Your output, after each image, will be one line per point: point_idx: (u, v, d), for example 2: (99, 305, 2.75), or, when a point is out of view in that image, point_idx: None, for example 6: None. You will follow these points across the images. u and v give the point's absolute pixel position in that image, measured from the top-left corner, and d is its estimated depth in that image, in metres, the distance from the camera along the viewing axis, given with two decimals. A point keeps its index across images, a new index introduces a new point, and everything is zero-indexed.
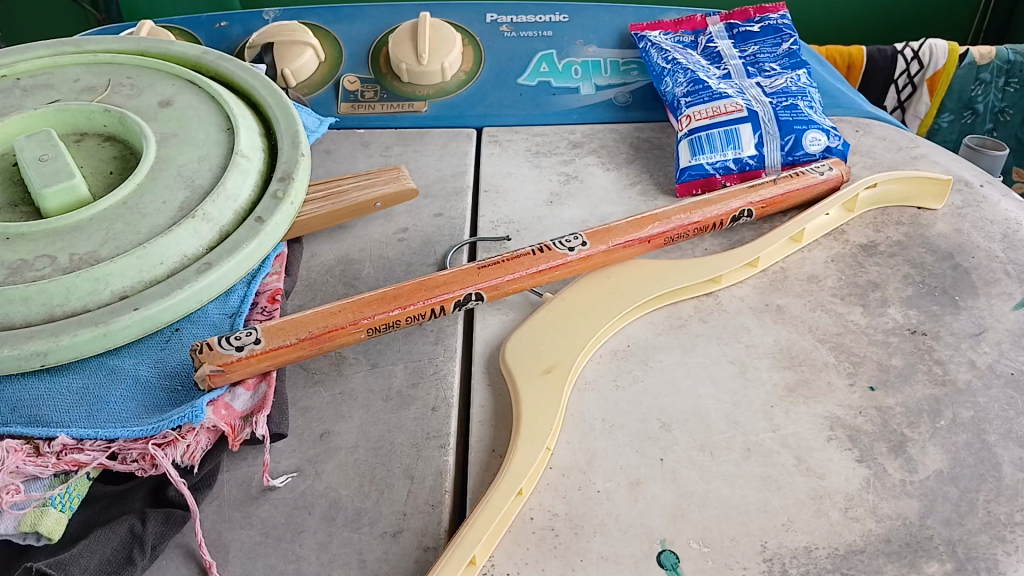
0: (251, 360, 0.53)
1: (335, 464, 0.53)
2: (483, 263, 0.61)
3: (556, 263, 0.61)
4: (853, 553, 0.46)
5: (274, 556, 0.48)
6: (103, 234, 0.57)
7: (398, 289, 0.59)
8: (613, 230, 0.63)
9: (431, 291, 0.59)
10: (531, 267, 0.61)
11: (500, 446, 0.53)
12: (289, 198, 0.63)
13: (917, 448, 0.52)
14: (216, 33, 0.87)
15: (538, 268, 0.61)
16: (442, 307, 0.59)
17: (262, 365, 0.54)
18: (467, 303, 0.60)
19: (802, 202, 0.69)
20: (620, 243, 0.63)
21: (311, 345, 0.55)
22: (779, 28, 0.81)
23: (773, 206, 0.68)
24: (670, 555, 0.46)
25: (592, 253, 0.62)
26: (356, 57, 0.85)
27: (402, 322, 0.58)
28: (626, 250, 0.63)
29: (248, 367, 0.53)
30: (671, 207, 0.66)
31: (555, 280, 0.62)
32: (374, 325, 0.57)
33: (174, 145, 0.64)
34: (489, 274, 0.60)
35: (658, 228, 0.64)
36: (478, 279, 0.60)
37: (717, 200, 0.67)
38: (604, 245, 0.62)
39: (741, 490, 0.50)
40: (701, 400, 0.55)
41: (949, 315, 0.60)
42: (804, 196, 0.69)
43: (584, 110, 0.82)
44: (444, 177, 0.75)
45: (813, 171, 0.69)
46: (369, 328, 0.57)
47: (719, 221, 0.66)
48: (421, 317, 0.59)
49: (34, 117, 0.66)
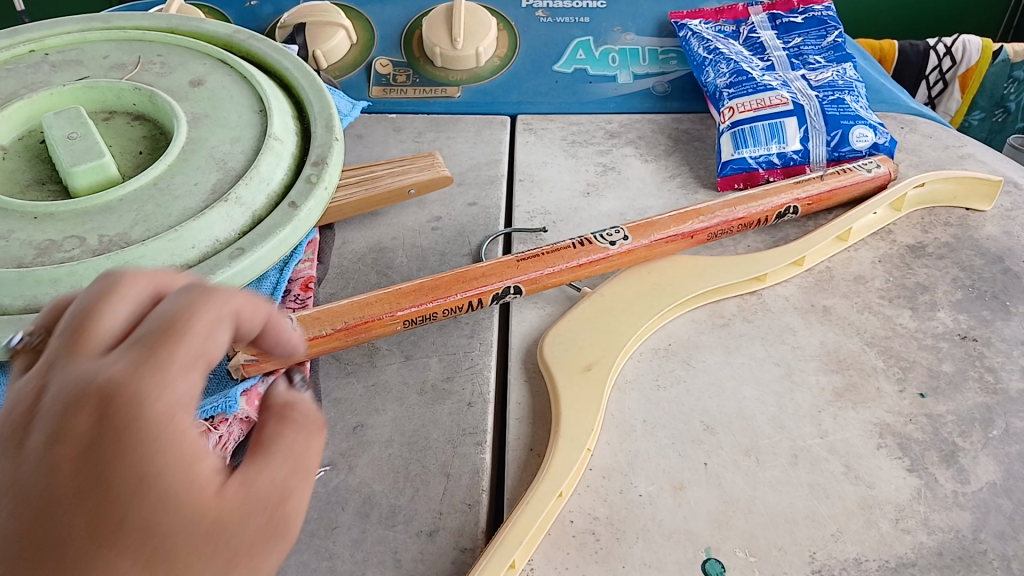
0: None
1: (369, 459, 0.51)
2: (525, 255, 0.60)
3: (599, 258, 0.60)
4: (904, 566, 0.45)
5: (307, 551, 0.47)
6: (134, 216, 0.56)
7: (439, 281, 0.57)
8: (655, 225, 0.62)
9: (469, 282, 0.57)
10: (573, 261, 0.60)
11: (538, 445, 0.52)
12: (324, 183, 0.61)
13: (969, 459, 0.50)
14: (247, 12, 0.86)
15: (581, 262, 0.60)
16: (479, 300, 0.58)
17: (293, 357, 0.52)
18: (506, 296, 0.59)
19: (848, 199, 0.67)
20: (661, 238, 0.61)
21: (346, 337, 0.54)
22: (824, 20, 0.79)
23: (820, 202, 0.66)
24: (715, 564, 0.45)
25: (633, 248, 0.61)
26: (389, 40, 0.83)
27: (439, 314, 0.57)
28: (668, 246, 0.62)
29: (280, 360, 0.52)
30: (716, 202, 0.64)
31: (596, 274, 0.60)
32: (411, 317, 0.56)
33: (206, 127, 0.63)
34: (529, 268, 0.59)
35: (702, 225, 0.63)
36: (518, 272, 0.58)
37: (762, 194, 0.65)
38: (646, 239, 0.61)
39: (788, 497, 0.48)
40: (746, 402, 0.53)
41: (1000, 321, 0.58)
42: (851, 192, 0.67)
43: (622, 99, 0.81)
44: (478, 165, 0.74)
45: (860, 168, 0.67)
46: (406, 321, 0.56)
47: (763, 218, 0.65)
48: (458, 310, 0.57)
49: (63, 93, 0.65)
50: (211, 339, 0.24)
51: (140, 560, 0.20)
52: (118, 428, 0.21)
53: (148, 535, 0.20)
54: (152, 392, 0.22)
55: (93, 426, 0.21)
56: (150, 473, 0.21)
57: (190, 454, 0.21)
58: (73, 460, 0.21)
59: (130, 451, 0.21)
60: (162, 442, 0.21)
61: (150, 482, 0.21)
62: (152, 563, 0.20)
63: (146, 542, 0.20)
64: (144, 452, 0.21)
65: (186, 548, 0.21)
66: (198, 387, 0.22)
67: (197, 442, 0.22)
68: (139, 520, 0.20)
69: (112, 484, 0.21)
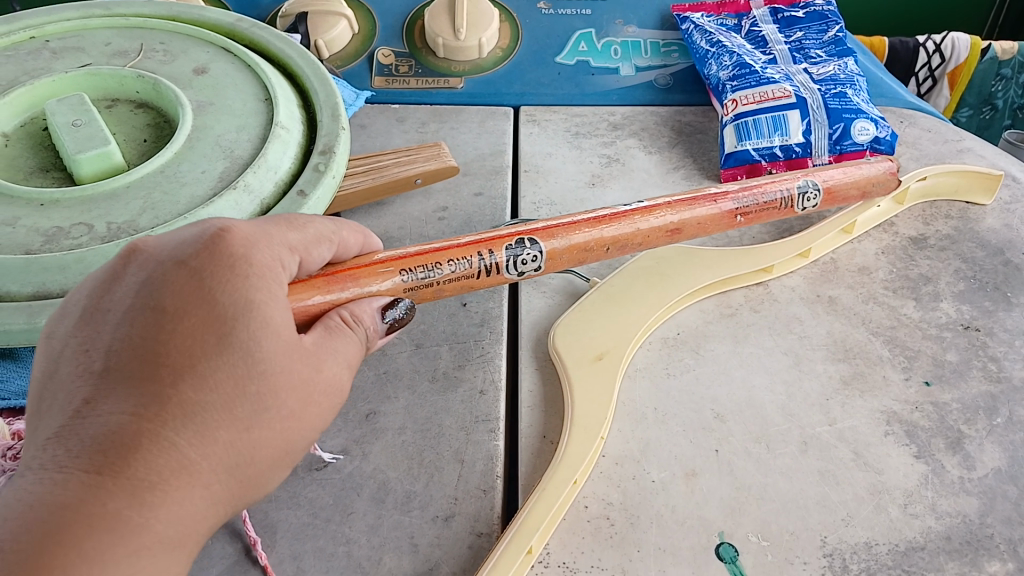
0: (310, 283, 0.43)
1: (382, 446, 0.51)
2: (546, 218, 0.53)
3: (626, 224, 0.54)
4: (913, 550, 0.46)
5: (323, 538, 0.47)
6: (141, 203, 0.55)
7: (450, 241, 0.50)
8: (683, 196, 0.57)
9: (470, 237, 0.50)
10: (597, 225, 0.53)
11: (551, 433, 0.52)
12: (332, 171, 0.61)
13: (975, 446, 0.51)
14: (246, 0, 0.85)
15: (608, 229, 0.53)
16: (490, 250, 0.50)
17: (317, 298, 0.43)
18: (525, 248, 0.50)
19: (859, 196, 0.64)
20: (680, 197, 0.57)
21: (370, 281, 0.45)
22: (825, 15, 0.81)
23: (838, 193, 0.63)
24: (729, 548, 0.46)
25: (653, 203, 0.55)
26: (390, 30, 0.83)
27: (443, 265, 0.48)
28: (698, 224, 0.57)
29: (306, 294, 0.42)
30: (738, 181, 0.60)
31: (626, 230, 0.54)
32: (405, 265, 0.47)
33: (211, 115, 0.63)
34: (551, 230, 0.51)
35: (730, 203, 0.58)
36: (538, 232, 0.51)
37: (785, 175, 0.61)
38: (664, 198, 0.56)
39: (799, 485, 0.49)
40: (755, 391, 0.54)
41: (1002, 312, 0.59)
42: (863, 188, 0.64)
43: (624, 92, 0.81)
44: (482, 156, 0.74)
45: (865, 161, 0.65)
46: (417, 281, 0.47)
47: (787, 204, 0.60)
48: (467, 260, 0.49)
49: (65, 80, 0.64)
50: (274, 269, 0.39)
51: (222, 400, 0.34)
52: (206, 302, 0.35)
53: (240, 375, 0.34)
54: (239, 295, 0.36)
55: (190, 311, 0.35)
56: (235, 336, 0.35)
57: (270, 329, 0.36)
58: (175, 318, 0.35)
59: (220, 328, 0.35)
60: (261, 320, 0.36)
61: (237, 341, 0.35)
62: (247, 405, 0.34)
63: (232, 393, 0.34)
64: (236, 327, 0.35)
65: (281, 392, 0.36)
66: (285, 313, 0.37)
67: (273, 324, 0.36)
68: (236, 358, 0.35)
69: (199, 356, 0.34)
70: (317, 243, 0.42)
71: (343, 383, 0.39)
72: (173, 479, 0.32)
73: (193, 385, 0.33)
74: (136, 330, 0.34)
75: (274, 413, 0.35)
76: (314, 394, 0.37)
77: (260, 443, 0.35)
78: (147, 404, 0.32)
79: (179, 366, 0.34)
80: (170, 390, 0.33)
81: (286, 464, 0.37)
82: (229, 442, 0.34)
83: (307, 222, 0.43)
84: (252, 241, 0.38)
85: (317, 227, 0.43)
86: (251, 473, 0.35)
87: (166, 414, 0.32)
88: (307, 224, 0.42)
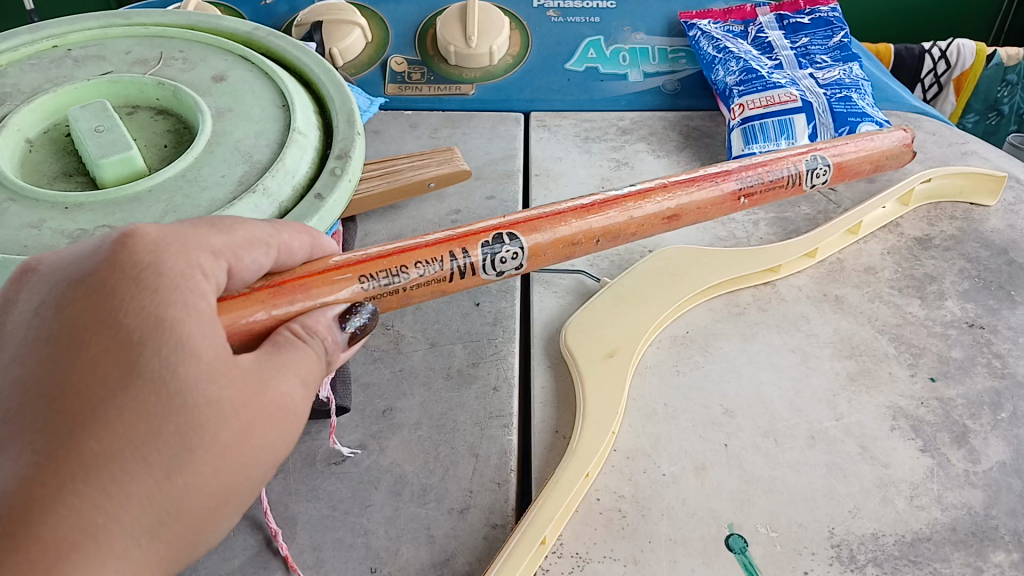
0: (253, 297, 0.41)
1: (399, 441, 0.53)
2: (529, 212, 0.52)
3: (616, 215, 0.53)
4: (920, 541, 0.47)
5: (342, 529, 0.48)
6: (163, 207, 0.55)
7: (419, 242, 0.48)
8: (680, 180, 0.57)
9: (440, 235, 0.49)
10: (584, 216, 0.52)
11: (563, 428, 0.53)
12: (349, 175, 0.61)
13: (980, 440, 0.52)
14: (262, 10, 0.87)
15: (598, 221, 0.53)
16: (463, 249, 0.48)
17: (262, 312, 0.41)
18: (502, 246, 0.49)
19: (872, 166, 0.66)
20: (675, 180, 0.57)
21: (324, 291, 0.44)
22: (830, 21, 0.82)
23: (849, 168, 0.64)
24: (738, 539, 0.47)
25: (646, 188, 0.55)
26: (403, 38, 0.84)
27: (409, 268, 0.47)
28: (697, 208, 0.57)
29: (247, 310, 0.41)
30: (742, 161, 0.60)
31: (625, 213, 0.54)
32: (361, 271, 0.45)
33: (230, 120, 0.63)
34: (533, 224, 0.51)
35: (732, 184, 0.58)
36: (519, 228, 0.50)
37: (791, 153, 0.62)
38: (660, 181, 0.56)
39: (807, 478, 0.50)
40: (764, 387, 0.55)
41: (1007, 310, 0.61)
42: (875, 159, 0.66)
43: (633, 97, 0.83)
44: (494, 160, 0.75)
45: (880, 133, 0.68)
46: (380, 287, 0.46)
47: (795, 181, 0.62)
48: (436, 261, 0.47)
49: (88, 87, 0.64)
50: (189, 276, 0.36)
51: (132, 445, 0.31)
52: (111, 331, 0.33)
53: (153, 412, 0.32)
54: (147, 315, 0.34)
55: (99, 344, 0.33)
56: (143, 365, 0.33)
57: (188, 352, 0.34)
58: (76, 354, 0.33)
59: (125, 358, 0.33)
60: (176, 340, 0.34)
61: (146, 370, 0.33)
62: (166, 444, 0.32)
63: (144, 433, 0.32)
64: (144, 353, 0.33)
65: (208, 424, 0.33)
66: (207, 331, 0.35)
67: (193, 346, 0.34)
68: (146, 392, 0.32)
69: (104, 395, 0.32)
70: (249, 246, 0.40)
71: (295, 403, 0.37)
72: (79, 547, 0.29)
73: (96, 432, 0.31)
74: (45, 379, 0.33)
75: (202, 453, 0.33)
76: (254, 423, 0.35)
77: (189, 489, 0.32)
78: (44, 461, 0.30)
79: (80, 411, 0.32)
80: (68, 442, 0.31)
81: (234, 505, 0.35)
82: (146, 488, 0.31)
83: (236, 225, 0.40)
84: (161, 247, 0.36)
85: (249, 230, 0.40)
86: (183, 526, 0.33)
87: (62, 471, 0.30)
88: (234, 227, 0.40)
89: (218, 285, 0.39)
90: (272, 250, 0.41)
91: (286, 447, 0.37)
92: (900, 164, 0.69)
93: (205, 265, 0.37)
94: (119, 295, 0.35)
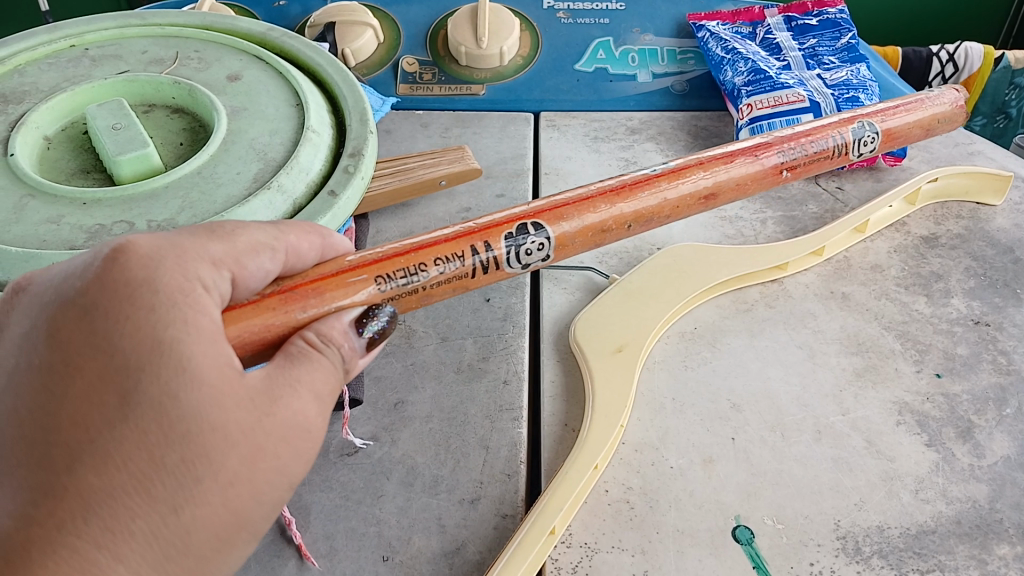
0: (263, 304, 0.41)
1: (411, 433, 0.54)
2: (555, 199, 0.50)
3: (648, 198, 0.52)
4: (924, 533, 0.47)
5: (355, 519, 0.49)
6: (179, 203, 0.55)
7: (439, 237, 0.47)
8: (717, 157, 0.56)
9: (461, 228, 0.47)
10: (614, 202, 0.51)
11: (572, 421, 0.54)
12: (361, 172, 0.61)
13: (985, 435, 0.53)
14: (276, 12, 0.88)
15: (629, 205, 0.51)
16: (486, 243, 0.47)
17: (274, 320, 0.41)
18: (530, 236, 0.48)
19: (925, 131, 0.67)
20: (709, 156, 0.56)
21: (338, 294, 0.42)
22: (838, 22, 0.83)
23: (900, 133, 0.65)
24: (745, 530, 0.47)
25: (679, 167, 0.54)
26: (415, 39, 0.86)
27: (427, 265, 0.45)
28: (735, 184, 0.56)
29: (255, 318, 0.40)
30: (785, 133, 0.60)
31: (663, 189, 0.53)
32: (377, 271, 0.44)
33: (245, 119, 0.63)
34: (560, 212, 0.49)
35: (774, 158, 0.58)
36: (544, 218, 0.49)
37: (835, 124, 0.61)
38: (694, 159, 0.55)
39: (814, 471, 0.51)
40: (771, 382, 0.56)
41: (1012, 307, 0.61)
42: (927, 123, 0.67)
43: (641, 97, 0.84)
44: (504, 159, 0.76)
45: (927, 97, 0.67)
46: (398, 288, 0.44)
47: (841, 151, 0.61)
48: (457, 256, 0.46)
49: (105, 86, 0.65)
50: (187, 290, 0.35)
51: (134, 479, 0.31)
52: (108, 355, 0.32)
53: (153, 443, 0.32)
54: (143, 337, 0.33)
55: (98, 366, 0.33)
56: (141, 393, 0.32)
57: (189, 378, 0.33)
58: (69, 382, 0.32)
59: (121, 386, 0.32)
60: (175, 363, 0.33)
61: (144, 398, 0.32)
62: (167, 478, 0.32)
63: (143, 469, 0.32)
64: (141, 380, 0.32)
65: (213, 452, 0.33)
66: (209, 350, 0.34)
67: (195, 370, 0.33)
68: (146, 422, 0.32)
69: (101, 427, 0.32)
70: (253, 252, 0.39)
71: (308, 420, 0.37)
72: None
73: (94, 468, 0.31)
74: (48, 403, 0.33)
75: (208, 483, 0.33)
76: (263, 447, 0.35)
77: (195, 520, 0.33)
78: (42, 500, 0.31)
79: (77, 445, 0.32)
80: (68, 478, 0.31)
81: (248, 530, 0.35)
82: (147, 526, 0.32)
83: (237, 230, 0.39)
84: (155, 259, 0.35)
85: (250, 234, 0.39)
86: (192, 558, 0.33)
87: (62, 511, 0.31)
88: (235, 232, 0.39)
89: (222, 295, 0.38)
90: (280, 253, 0.41)
91: (300, 467, 0.37)
92: (953, 126, 0.69)
93: (204, 277, 0.36)
94: (117, 312, 0.34)
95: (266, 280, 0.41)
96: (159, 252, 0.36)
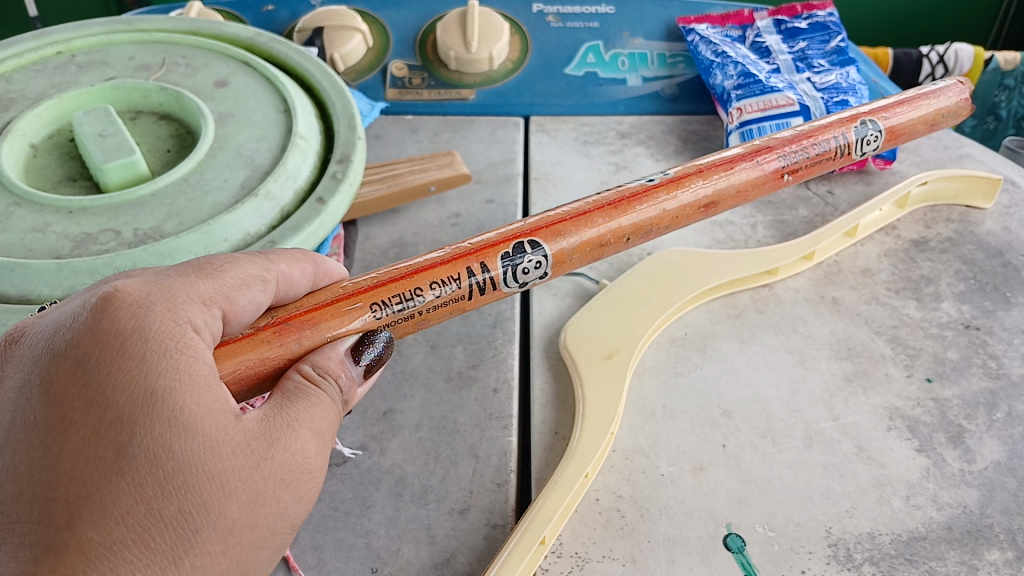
0: (257, 338, 0.40)
1: (400, 442, 0.53)
2: (551, 215, 0.50)
3: (647, 211, 0.52)
4: (915, 539, 0.47)
5: (343, 530, 0.48)
6: (166, 211, 0.55)
7: (434, 260, 0.46)
8: (716, 164, 0.55)
9: (456, 249, 0.47)
10: (612, 216, 0.50)
11: (562, 429, 0.54)
12: (349, 178, 0.61)
13: (974, 439, 0.53)
14: (265, 17, 0.87)
15: (628, 219, 0.51)
16: (482, 264, 0.47)
17: (269, 353, 0.40)
18: (529, 254, 0.48)
19: (930, 125, 0.67)
20: (705, 164, 0.55)
21: (334, 323, 0.42)
22: (827, 26, 0.83)
23: (905, 130, 0.65)
24: (736, 539, 0.47)
25: (676, 177, 0.54)
26: (403, 44, 0.84)
27: (424, 288, 0.45)
28: (735, 191, 0.56)
29: (249, 353, 0.40)
30: (787, 136, 0.59)
31: (662, 201, 0.53)
32: (374, 298, 0.44)
33: (232, 126, 0.63)
34: (558, 229, 0.49)
35: (777, 162, 0.57)
36: (542, 236, 0.48)
37: (840, 123, 0.61)
38: (691, 165, 0.55)
39: (804, 477, 0.50)
40: (761, 388, 0.56)
41: (1001, 311, 0.61)
42: (932, 118, 0.66)
43: (631, 102, 0.84)
44: (494, 164, 0.76)
45: (933, 89, 0.67)
46: (394, 314, 0.44)
47: (845, 151, 0.61)
48: (455, 279, 0.46)
49: (91, 93, 0.64)
50: (179, 335, 0.35)
51: (134, 531, 0.31)
52: (102, 407, 0.32)
53: (151, 496, 0.32)
54: (135, 388, 0.33)
55: (91, 421, 0.32)
56: (136, 446, 0.32)
57: (186, 428, 0.33)
58: (64, 437, 0.32)
59: (116, 439, 0.32)
60: (170, 412, 0.33)
61: (140, 450, 0.32)
62: (167, 531, 0.32)
63: (144, 523, 0.32)
64: (137, 433, 0.32)
65: (211, 501, 0.33)
66: (203, 398, 0.34)
67: (189, 420, 0.33)
68: (142, 475, 0.32)
69: (97, 481, 0.31)
70: (244, 286, 0.39)
71: (309, 461, 0.37)
72: None
73: (95, 521, 0.31)
74: (40, 459, 0.32)
75: (207, 532, 0.33)
76: (262, 492, 0.35)
77: (196, 571, 0.33)
78: (43, 556, 0.30)
79: (75, 499, 0.31)
80: (66, 534, 0.30)
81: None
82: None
83: (226, 266, 0.39)
84: (145, 306, 0.35)
85: (240, 268, 0.39)
86: None
87: (62, 568, 0.30)
88: (224, 269, 0.39)
89: (213, 335, 0.38)
90: (271, 284, 0.41)
91: (301, 509, 0.37)
92: (959, 118, 0.69)
93: (196, 320, 0.36)
94: (108, 366, 0.33)
95: (260, 312, 0.41)
96: (149, 296, 0.36)
